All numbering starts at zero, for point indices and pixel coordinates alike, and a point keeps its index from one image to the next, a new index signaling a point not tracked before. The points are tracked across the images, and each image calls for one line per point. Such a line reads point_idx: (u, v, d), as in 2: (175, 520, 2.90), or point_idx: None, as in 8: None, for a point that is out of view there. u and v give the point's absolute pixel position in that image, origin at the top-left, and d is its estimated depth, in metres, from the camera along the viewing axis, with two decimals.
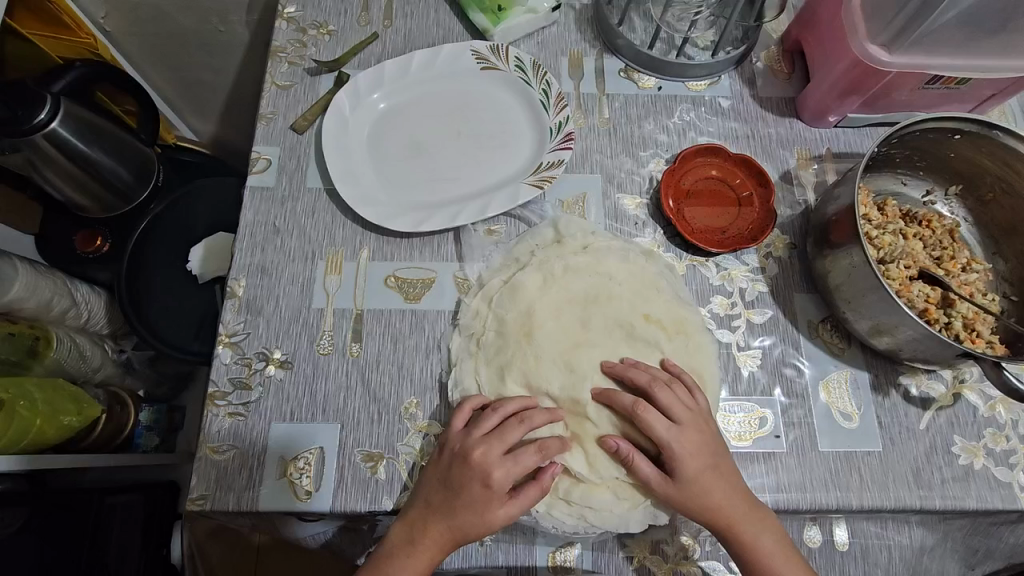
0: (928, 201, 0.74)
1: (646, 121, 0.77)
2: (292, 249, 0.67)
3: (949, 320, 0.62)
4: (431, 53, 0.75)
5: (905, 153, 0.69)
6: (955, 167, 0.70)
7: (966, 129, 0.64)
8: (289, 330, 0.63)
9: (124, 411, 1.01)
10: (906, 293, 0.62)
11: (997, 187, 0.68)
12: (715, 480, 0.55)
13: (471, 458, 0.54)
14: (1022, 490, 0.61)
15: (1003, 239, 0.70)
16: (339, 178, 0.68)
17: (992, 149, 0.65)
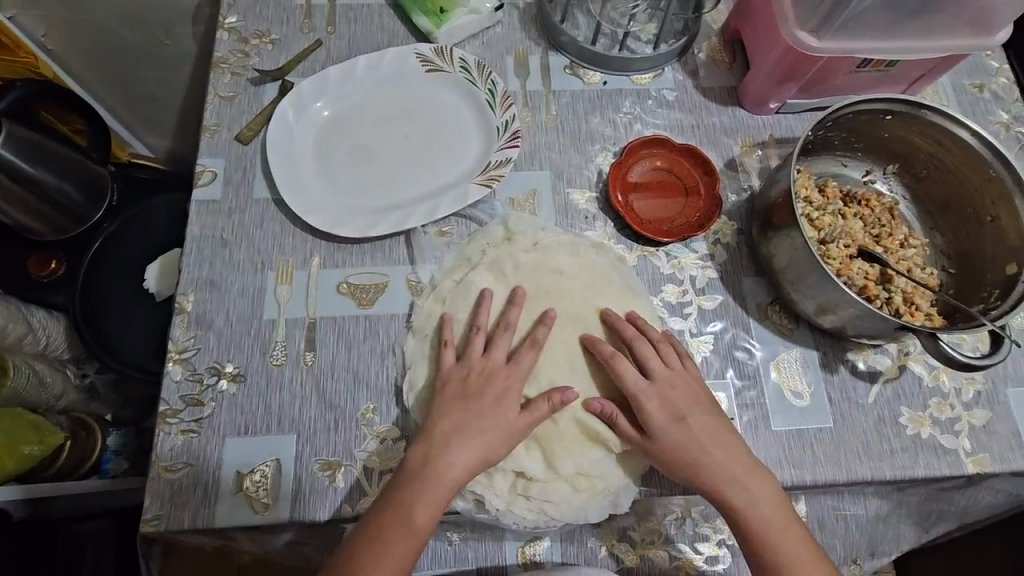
0: (868, 180, 0.76)
1: (592, 116, 0.78)
2: (240, 261, 0.67)
3: (889, 295, 0.64)
4: (374, 58, 0.75)
5: (842, 135, 0.71)
6: (890, 147, 0.72)
7: (896, 109, 0.66)
8: (241, 342, 0.63)
9: (90, 436, 0.99)
10: (846, 271, 0.65)
11: (930, 165, 0.71)
12: (695, 442, 0.56)
13: (505, 403, 0.57)
14: (967, 455, 0.64)
15: (938, 214, 0.73)
16: (285, 187, 0.67)
17: (922, 128, 0.67)
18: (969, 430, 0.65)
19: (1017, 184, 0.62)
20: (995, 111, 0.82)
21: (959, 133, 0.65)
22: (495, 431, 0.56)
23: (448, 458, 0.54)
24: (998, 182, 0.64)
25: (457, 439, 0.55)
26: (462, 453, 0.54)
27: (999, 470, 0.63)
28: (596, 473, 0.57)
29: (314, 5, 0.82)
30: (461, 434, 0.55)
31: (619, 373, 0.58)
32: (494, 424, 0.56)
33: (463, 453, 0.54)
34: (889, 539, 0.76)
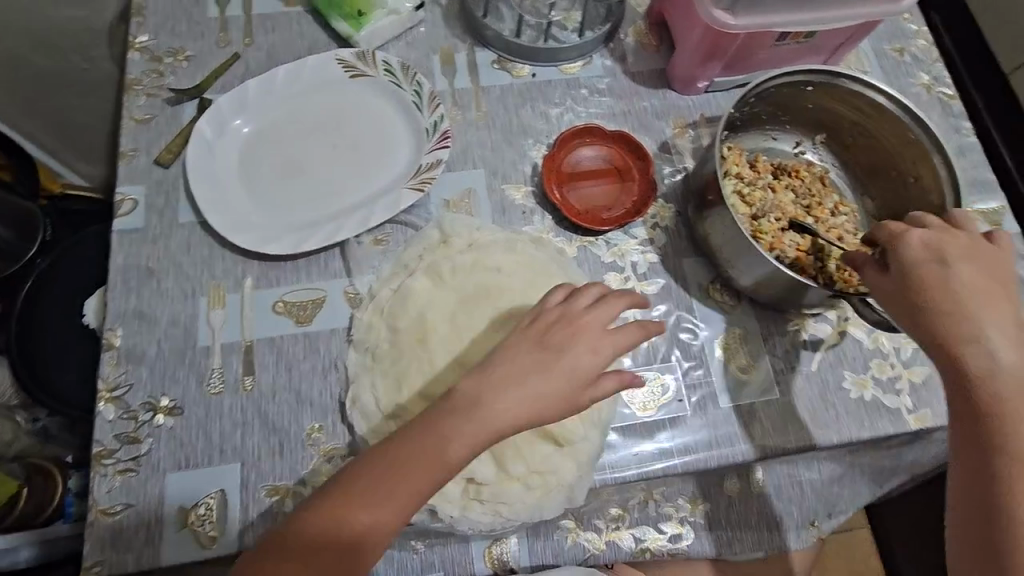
0: (798, 152, 0.77)
1: (524, 109, 0.77)
2: (169, 289, 0.64)
3: (822, 265, 0.66)
4: (294, 67, 0.73)
5: (769, 110, 0.72)
6: (816, 118, 0.73)
7: (816, 80, 0.67)
8: (175, 374, 0.61)
9: (49, 481, 0.90)
10: (779, 245, 0.66)
11: (855, 133, 0.72)
12: (985, 334, 0.48)
13: (584, 351, 0.50)
14: (909, 412, 0.65)
15: (867, 180, 0.74)
16: (209, 209, 0.65)
17: (843, 97, 0.68)
18: (909, 387, 0.66)
19: (935, 147, 0.63)
20: (916, 73, 0.84)
21: (877, 100, 0.66)
22: (555, 393, 0.48)
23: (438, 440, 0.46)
24: (917, 145, 0.66)
25: (459, 408, 0.47)
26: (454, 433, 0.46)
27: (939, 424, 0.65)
28: (548, 469, 0.57)
29: (229, 17, 0.79)
30: (490, 403, 0.47)
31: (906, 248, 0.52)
32: (554, 386, 0.48)
33: (502, 405, 0.47)
34: (847, 498, 0.78)
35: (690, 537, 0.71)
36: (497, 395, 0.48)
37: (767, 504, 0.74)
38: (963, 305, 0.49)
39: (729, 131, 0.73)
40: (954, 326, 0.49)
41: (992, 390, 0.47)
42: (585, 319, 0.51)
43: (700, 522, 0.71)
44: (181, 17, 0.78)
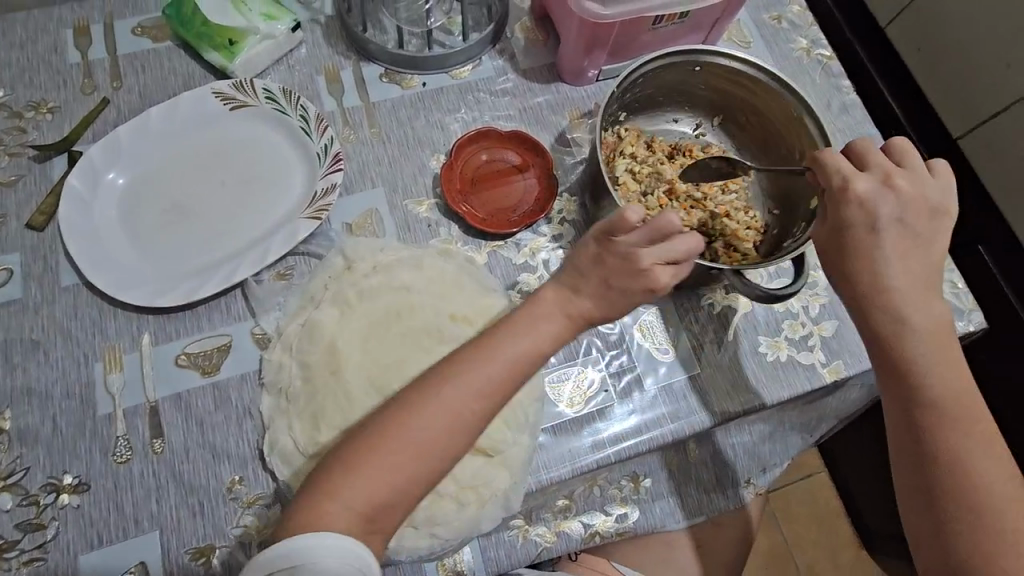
0: (699, 133, 0.78)
1: (418, 120, 0.76)
2: (58, 359, 0.60)
3: (710, 242, 0.68)
4: (168, 106, 0.69)
5: (663, 91, 0.73)
6: (710, 97, 0.75)
7: (703, 60, 0.68)
8: (76, 449, 0.57)
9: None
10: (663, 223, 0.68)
11: (748, 110, 0.74)
12: (908, 297, 0.54)
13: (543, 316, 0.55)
14: (823, 366, 0.68)
15: (762, 158, 0.76)
16: (93, 269, 0.61)
17: (730, 74, 0.70)
18: (821, 342, 0.69)
19: (816, 125, 0.66)
20: (795, 38, 0.87)
21: (758, 77, 0.68)
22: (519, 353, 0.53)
23: (398, 449, 0.49)
24: (800, 122, 0.68)
25: (408, 418, 0.50)
26: (415, 438, 0.49)
27: (851, 373, 0.68)
28: (480, 483, 0.57)
29: (91, 61, 0.74)
30: (448, 404, 0.50)
31: (859, 202, 0.54)
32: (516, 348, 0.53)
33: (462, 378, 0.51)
34: (785, 452, 0.82)
35: (635, 513, 0.75)
36: (460, 401, 0.50)
37: (707, 473, 0.77)
38: (883, 276, 0.54)
39: (627, 114, 0.74)
40: (877, 289, 0.54)
41: (907, 352, 0.53)
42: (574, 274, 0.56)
43: (644, 497, 0.75)
44: (38, 66, 0.73)
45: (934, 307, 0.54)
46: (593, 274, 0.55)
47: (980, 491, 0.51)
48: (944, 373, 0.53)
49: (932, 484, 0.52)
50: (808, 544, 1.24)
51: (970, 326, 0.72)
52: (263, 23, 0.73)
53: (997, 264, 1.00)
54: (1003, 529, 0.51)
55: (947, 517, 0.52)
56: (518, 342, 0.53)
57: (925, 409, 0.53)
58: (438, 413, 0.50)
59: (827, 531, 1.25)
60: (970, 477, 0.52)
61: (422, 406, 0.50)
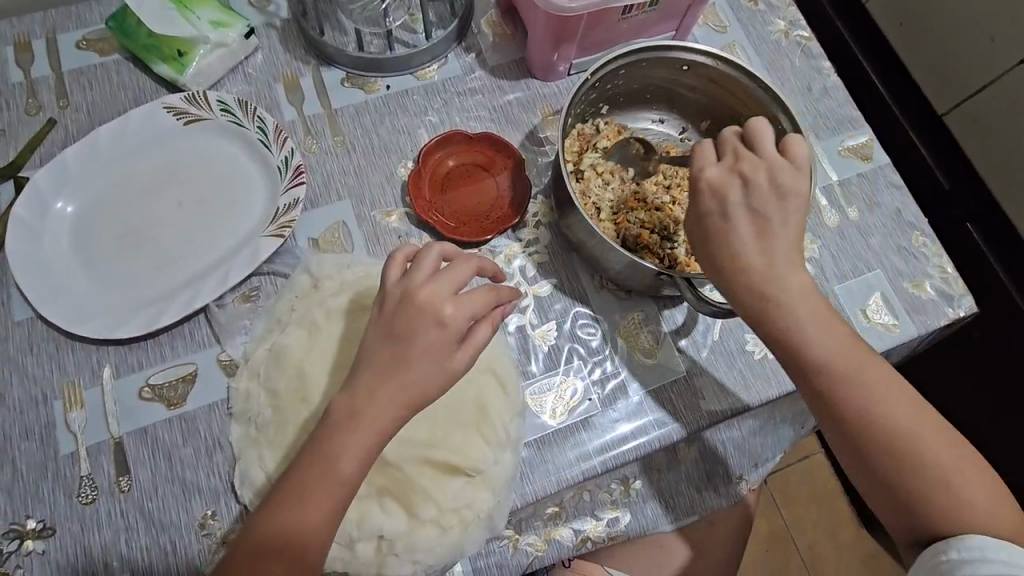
0: (684, 138, 0.75)
1: (383, 126, 0.72)
2: (16, 398, 0.58)
3: (672, 248, 0.65)
4: (117, 123, 0.65)
5: (648, 88, 0.70)
6: (698, 102, 0.71)
7: (691, 60, 0.65)
8: (39, 491, 0.55)
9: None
10: (621, 223, 0.66)
11: (735, 120, 0.70)
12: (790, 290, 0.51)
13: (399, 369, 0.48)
14: None
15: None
16: (45, 302, 0.59)
17: (717, 77, 0.66)
18: None
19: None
20: (773, 20, 0.84)
21: (744, 82, 0.64)
22: (390, 406, 0.47)
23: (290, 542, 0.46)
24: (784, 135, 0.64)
25: (285, 506, 0.46)
26: (311, 501, 0.46)
27: None
28: (462, 505, 0.55)
29: (35, 79, 0.70)
30: (323, 479, 0.46)
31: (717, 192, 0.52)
32: (393, 399, 0.47)
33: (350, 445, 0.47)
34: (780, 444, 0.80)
35: (626, 516, 0.73)
36: (332, 463, 0.46)
37: (700, 471, 0.75)
38: (744, 260, 0.52)
39: (610, 107, 0.72)
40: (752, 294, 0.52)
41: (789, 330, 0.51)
42: (420, 300, 0.49)
43: (635, 499, 0.73)
44: None
45: (799, 274, 0.52)
46: (377, 331, 0.49)
47: (908, 446, 0.50)
48: (830, 348, 0.51)
49: (867, 462, 0.51)
50: (808, 525, 1.24)
51: (960, 312, 0.70)
52: (213, 31, 0.70)
53: (985, 241, 0.98)
54: (941, 473, 0.50)
55: (891, 480, 0.51)
56: (391, 391, 0.47)
57: (826, 387, 0.51)
58: (318, 490, 0.46)
59: (827, 511, 1.25)
60: (892, 438, 0.50)
61: (296, 490, 0.46)
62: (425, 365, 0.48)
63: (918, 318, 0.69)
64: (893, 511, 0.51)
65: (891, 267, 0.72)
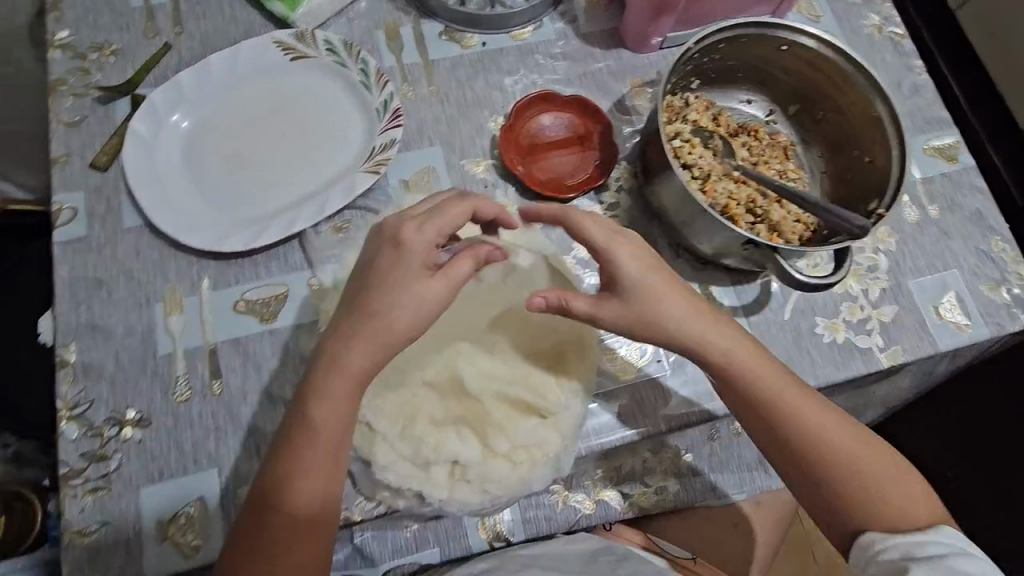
0: (770, 121, 0.75)
1: (477, 81, 0.74)
2: (121, 299, 0.61)
3: (756, 222, 0.64)
4: (230, 54, 0.69)
5: (742, 68, 0.71)
6: (789, 85, 0.72)
7: (791, 40, 0.65)
8: (139, 384, 0.58)
9: (28, 509, 0.83)
10: (709, 192, 0.64)
11: (827, 105, 0.70)
12: (690, 329, 0.56)
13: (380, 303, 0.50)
14: (880, 351, 0.67)
15: (829, 158, 0.72)
16: (157, 211, 0.62)
17: (816, 60, 0.66)
18: (880, 327, 0.68)
19: (895, 129, 0.62)
20: (867, 14, 0.83)
21: (843, 67, 0.64)
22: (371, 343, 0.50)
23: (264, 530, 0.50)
24: (879, 123, 0.64)
25: (291, 469, 0.50)
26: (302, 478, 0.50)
27: (908, 358, 0.67)
28: (534, 444, 0.57)
29: (154, 5, 0.74)
30: (312, 437, 0.50)
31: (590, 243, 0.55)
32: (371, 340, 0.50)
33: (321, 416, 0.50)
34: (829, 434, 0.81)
35: (675, 486, 0.74)
36: (334, 412, 0.50)
37: (750, 451, 0.76)
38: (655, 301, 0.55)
39: (701, 82, 0.72)
40: (652, 331, 0.56)
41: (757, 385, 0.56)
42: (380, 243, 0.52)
43: (687, 473, 0.74)
44: (102, 8, 0.73)
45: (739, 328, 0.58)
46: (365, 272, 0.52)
47: (843, 459, 0.56)
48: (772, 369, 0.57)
49: (811, 470, 0.57)
50: None
51: None
52: None
53: None
54: (872, 479, 0.56)
55: (827, 488, 0.57)
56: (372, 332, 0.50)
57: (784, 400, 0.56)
58: (304, 463, 0.50)
59: None
60: (840, 468, 0.56)
61: (283, 467, 0.50)
62: (406, 305, 0.50)
63: (991, 321, 0.69)
64: (825, 518, 0.58)
65: (967, 269, 0.72)
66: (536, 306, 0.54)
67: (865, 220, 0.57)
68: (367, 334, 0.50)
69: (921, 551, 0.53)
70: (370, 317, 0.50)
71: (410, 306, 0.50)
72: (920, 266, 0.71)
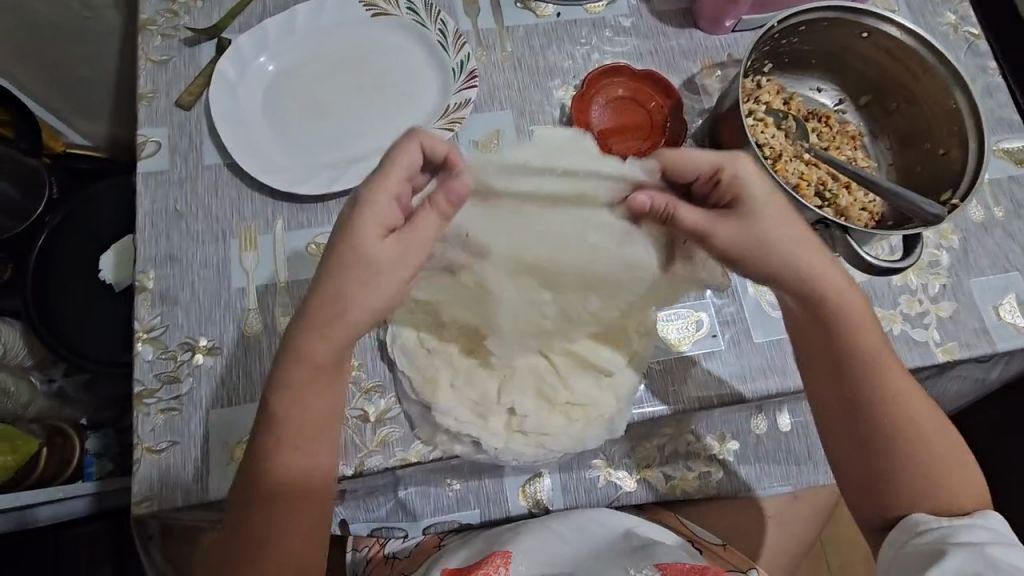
0: (839, 110, 0.75)
1: (550, 50, 0.75)
2: (198, 232, 0.63)
3: (823, 202, 0.66)
4: (315, 5, 0.70)
5: (818, 53, 0.71)
6: (864, 74, 0.71)
7: (873, 27, 0.65)
8: (212, 314, 0.60)
9: (67, 444, 0.90)
10: (779, 170, 0.66)
11: (901, 97, 0.70)
12: (790, 265, 0.54)
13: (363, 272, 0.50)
14: (936, 345, 0.67)
15: (898, 151, 0.72)
16: (238, 150, 0.64)
17: (896, 50, 0.66)
18: (937, 322, 0.68)
19: (975, 121, 0.62)
20: (943, 12, 0.82)
21: (925, 57, 0.64)
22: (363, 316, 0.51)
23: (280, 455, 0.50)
24: (958, 116, 0.64)
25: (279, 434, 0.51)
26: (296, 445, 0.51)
27: (965, 355, 0.67)
28: (588, 403, 0.59)
29: None
30: (299, 399, 0.51)
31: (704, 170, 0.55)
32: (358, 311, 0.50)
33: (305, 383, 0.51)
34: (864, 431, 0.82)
35: (719, 473, 0.75)
36: (309, 404, 0.51)
37: (791, 439, 0.77)
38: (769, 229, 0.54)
39: (774, 66, 0.73)
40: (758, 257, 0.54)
41: (841, 330, 0.56)
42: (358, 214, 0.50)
43: (731, 460, 0.75)
44: None
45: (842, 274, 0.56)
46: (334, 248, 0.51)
47: (906, 425, 0.54)
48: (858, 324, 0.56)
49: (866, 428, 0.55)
50: None
51: None
52: None
53: None
54: (930, 452, 0.54)
55: (878, 450, 0.55)
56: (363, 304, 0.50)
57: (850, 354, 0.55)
58: (292, 429, 0.51)
59: None
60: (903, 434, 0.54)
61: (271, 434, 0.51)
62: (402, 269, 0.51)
63: None
64: (866, 482, 0.56)
65: None
66: (638, 204, 0.53)
67: (940, 209, 0.56)
68: (337, 325, 0.50)
69: (960, 535, 0.50)
70: (338, 300, 0.50)
71: (395, 272, 0.50)
72: (982, 265, 0.71)
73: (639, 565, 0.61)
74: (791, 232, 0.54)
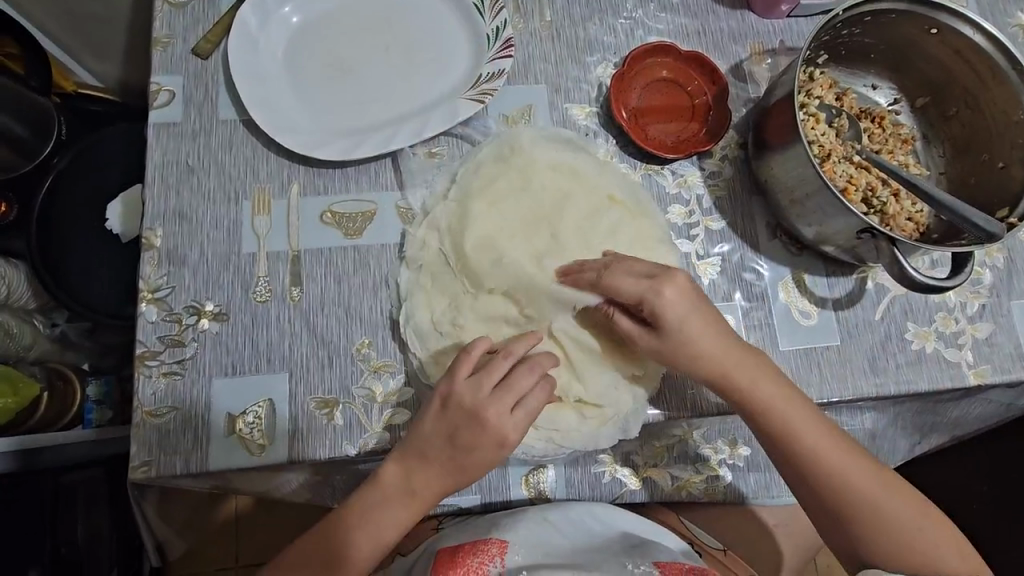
0: (892, 110, 0.71)
1: (591, 22, 0.70)
2: (210, 191, 0.60)
3: (867, 209, 0.62)
4: None
5: (879, 47, 0.66)
6: (926, 73, 0.67)
7: (944, 24, 0.60)
8: (219, 278, 0.58)
9: (68, 389, 0.90)
10: (827, 171, 0.62)
11: (963, 102, 0.65)
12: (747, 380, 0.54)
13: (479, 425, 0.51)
14: (968, 367, 0.63)
15: (951, 159, 0.68)
16: (255, 106, 0.61)
17: (965, 50, 0.61)
18: (972, 342, 0.64)
19: None
20: (1013, 12, 0.77)
21: (997, 61, 0.59)
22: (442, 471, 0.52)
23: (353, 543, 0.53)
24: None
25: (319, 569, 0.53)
26: None
27: (998, 380, 0.63)
28: (604, 401, 0.56)
29: None
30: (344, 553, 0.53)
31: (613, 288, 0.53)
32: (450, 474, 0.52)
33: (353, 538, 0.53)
34: (870, 443, 0.82)
35: (727, 478, 0.73)
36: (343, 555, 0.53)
37: None
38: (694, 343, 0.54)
39: (829, 57, 0.68)
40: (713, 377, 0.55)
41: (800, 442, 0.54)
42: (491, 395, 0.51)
43: (739, 464, 0.73)
44: None
45: (786, 383, 0.55)
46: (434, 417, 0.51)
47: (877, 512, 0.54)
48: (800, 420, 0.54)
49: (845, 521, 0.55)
50: None
51: None
52: None
53: None
54: (906, 533, 0.54)
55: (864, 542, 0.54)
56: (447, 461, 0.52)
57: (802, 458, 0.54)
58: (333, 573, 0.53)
59: None
60: (870, 518, 0.54)
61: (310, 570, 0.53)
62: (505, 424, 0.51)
63: None
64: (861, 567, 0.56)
65: None
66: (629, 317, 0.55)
67: (998, 226, 0.51)
68: (430, 468, 0.52)
69: None
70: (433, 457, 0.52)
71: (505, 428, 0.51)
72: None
73: (637, 561, 0.62)
74: (717, 345, 0.54)
